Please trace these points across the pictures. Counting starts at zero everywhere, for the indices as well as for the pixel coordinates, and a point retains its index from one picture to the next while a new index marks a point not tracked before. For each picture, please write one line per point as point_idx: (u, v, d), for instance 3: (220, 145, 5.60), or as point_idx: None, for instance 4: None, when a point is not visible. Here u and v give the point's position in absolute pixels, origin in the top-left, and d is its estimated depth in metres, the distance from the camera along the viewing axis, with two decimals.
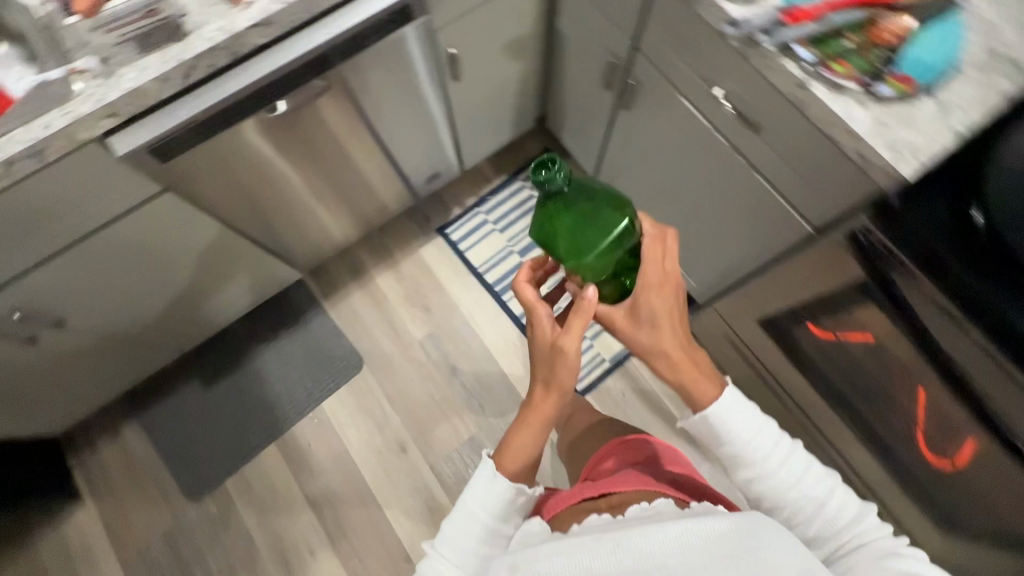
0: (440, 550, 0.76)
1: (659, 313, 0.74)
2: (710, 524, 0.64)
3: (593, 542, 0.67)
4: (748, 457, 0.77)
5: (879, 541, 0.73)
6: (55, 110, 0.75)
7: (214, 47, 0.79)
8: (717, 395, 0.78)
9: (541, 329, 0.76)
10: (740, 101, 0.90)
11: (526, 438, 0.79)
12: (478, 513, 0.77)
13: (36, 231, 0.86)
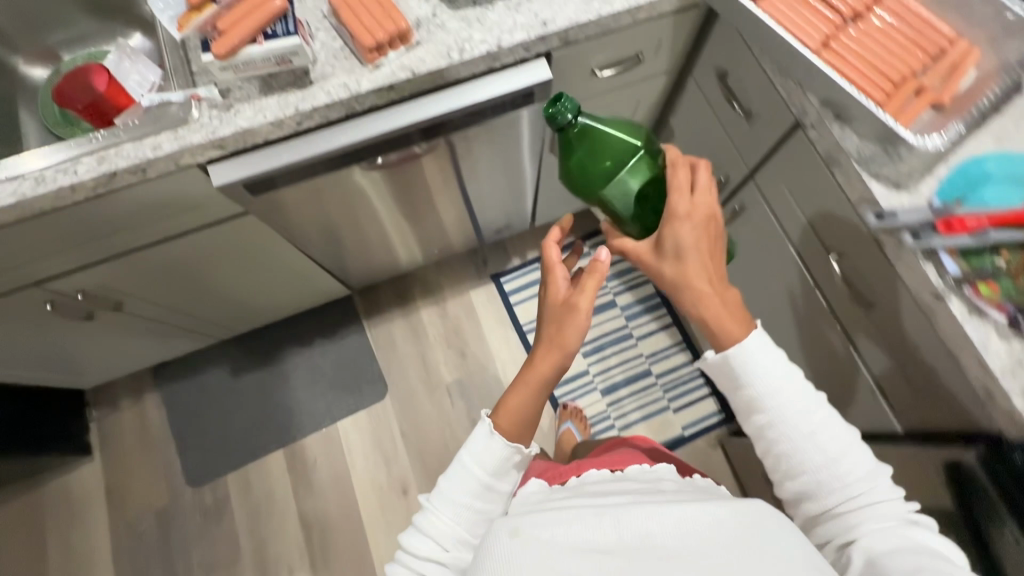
0: (432, 509, 0.67)
1: (688, 243, 0.67)
2: (714, 507, 0.52)
3: (580, 516, 0.52)
4: (770, 387, 0.65)
5: (891, 508, 0.62)
6: (168, 132, 0.76)
7: (333, 102, 0.78)
8: (746, 337, 0.66)
9: (557, 288, 0.72)
10: (857, 275, 0.82)
11: (523, 395, 0.69)
12: (474, 472, 0.67)
13: (120, 230, 0.87)
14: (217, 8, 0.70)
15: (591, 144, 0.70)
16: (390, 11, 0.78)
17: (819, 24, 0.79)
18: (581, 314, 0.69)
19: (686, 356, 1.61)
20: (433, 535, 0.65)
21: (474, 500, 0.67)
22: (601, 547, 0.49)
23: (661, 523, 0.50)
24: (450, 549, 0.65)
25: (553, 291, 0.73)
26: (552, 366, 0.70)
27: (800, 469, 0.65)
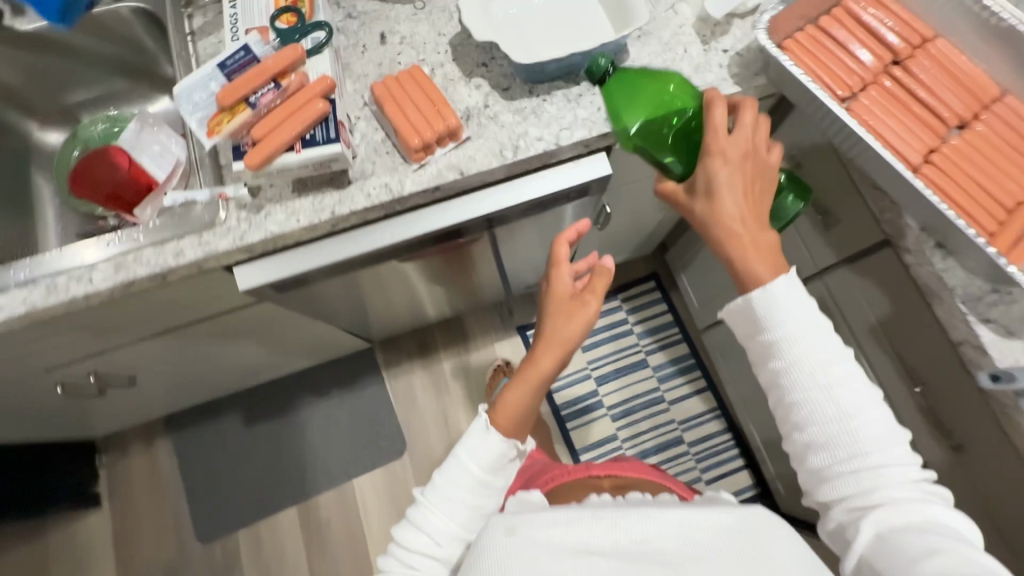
0: (425, 502, 0.64)
1: (726, 182, 0.62)
2: (719, 518, 0.50)
3: (573, 515, 0.51)
4: (789, 331, 0.57)
5: (909, 474, 0.53)
6: (192, 237, 0.69)
7: (372, 204, 0.71)
8: (774, 279, 0.59)
9: (564, 284, 0.72)
10: (947, 414, 0.74)
11: (521, 390, 0.68)
12: (471, 469, 0.64)
13: (136, 321, 0.80)
14: (252, 112, 0.63)
15: (632, 92, 0.73)
16: (438, 105, 0.70)
17: (918, 136, 0.71)
18: (587, 311, 0.70)
19: (721, 424, 1.53)
20: (426, 531, 0.62)
21: (470, 498, 0.63)
22: (593, 547, 0.49)
23: (656, 527, 0.50)
24: (443, 545, 0.62)
25: (557, 287, 0.72)
26: (552, 362, 0.69)
27: (813, 423, 0.56)
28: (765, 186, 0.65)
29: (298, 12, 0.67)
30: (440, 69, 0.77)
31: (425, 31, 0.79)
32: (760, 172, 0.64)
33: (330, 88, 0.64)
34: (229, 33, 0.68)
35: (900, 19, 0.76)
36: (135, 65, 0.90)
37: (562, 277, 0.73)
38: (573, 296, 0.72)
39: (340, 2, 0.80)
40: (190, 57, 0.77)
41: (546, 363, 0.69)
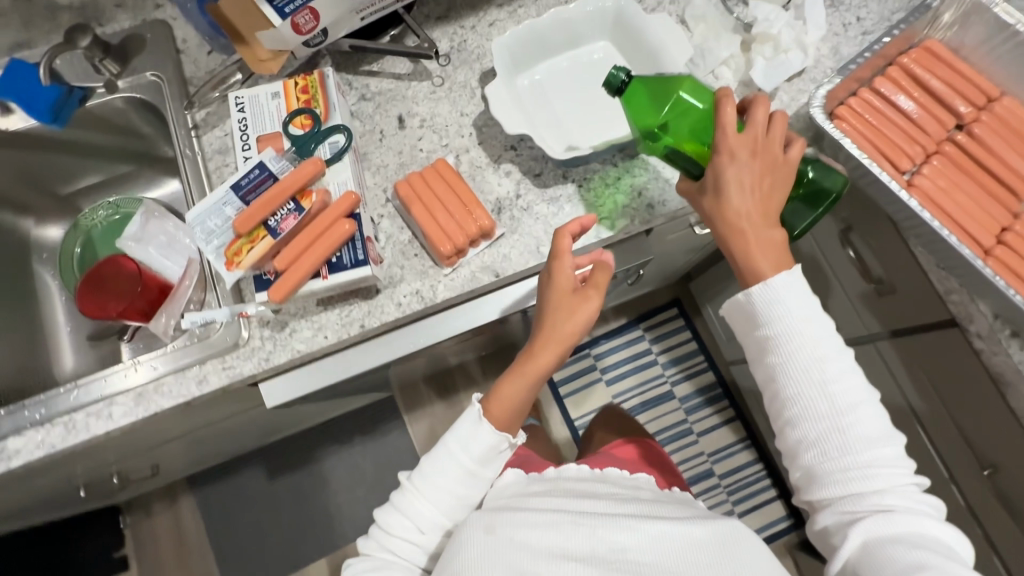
0: (412, 489, 0.64)
1: (731, 184, 0.59)
2: (688, 530, 0.58)
3: (557, 518, 0.58)
4: (790, 330, 0.58)
5: (901, 485, 0.57)
6: (215, 360, 0.65)
7: (405, 313, 0.66)
8: (774, 277, 0.59)
9: (566, 277, 0.63)
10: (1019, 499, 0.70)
11: (520, 381, 0.64)
12: (456, 463, 0.63)
13: (157, 434, 0.76)
14: (274, 239, 0.58)
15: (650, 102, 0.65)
16: (468, 204, 0.66)
17: (988, 213, 0.66)
18: (590, 306, 0.63)
19: (751, 454, 1.50)
20: (410, 515, 0.63)
21: (458, 492, 0.63)
22: (573, 553, 0.55)
23: (638, 536, 0.57)
24: (426, 531, 0.63)
25: (558, 279, 0.63)
26: (552, 356, 0.64)
27: (804, 424, 0.59)
28: (781, 178, 0.60)
29: (313, 115, 0.62)
30: (465, 155, 0.71)
31: (446, 111, 0.73)
32: (773, 163, 0.60)
33: (355, 204, 0.59)
34: (239, 143, 0.63)
35: (961, 77, 0.70)
36: (134, 149, 0.84)
37: (565, 271, 0.63)
38: (576, 288, 0.64)
39: (351, 82, 0.74)
40: (196, 153, 0.71)
41: (546, 356, 0.64)
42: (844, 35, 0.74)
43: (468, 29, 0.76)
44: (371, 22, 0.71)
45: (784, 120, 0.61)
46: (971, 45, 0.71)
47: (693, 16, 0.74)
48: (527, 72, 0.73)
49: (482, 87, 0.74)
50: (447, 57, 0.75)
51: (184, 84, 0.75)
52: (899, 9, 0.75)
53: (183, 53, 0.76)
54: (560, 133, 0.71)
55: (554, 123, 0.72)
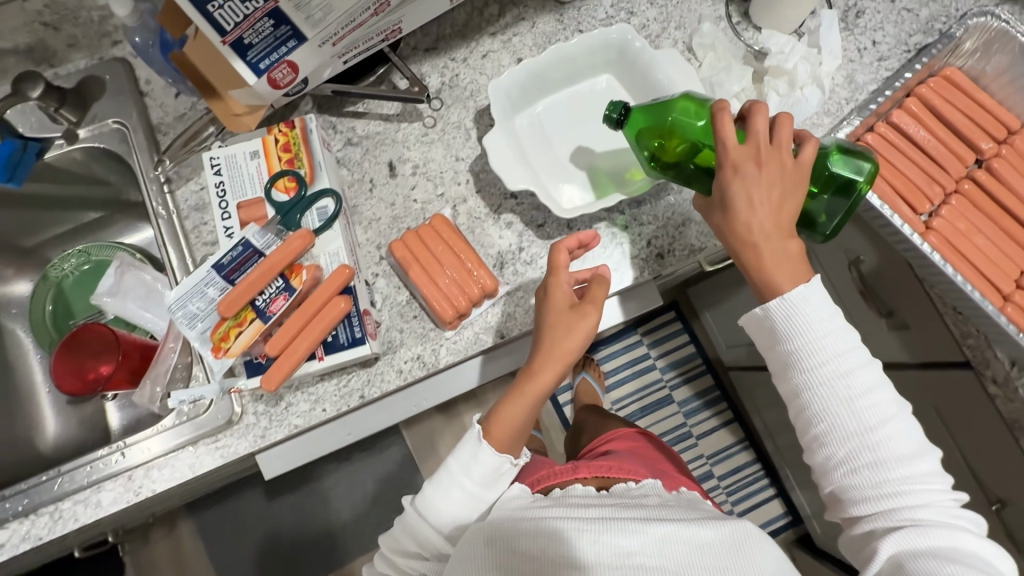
0: (412, 513, 0.57)
1: (739, 198, 0.54)
2: (698, 530, 0.47)
3: (556, 526, 0.48)
4: (810, 345, 0.54)
5: (937, 498, 0.52)
6: (206, 440, 0.61)
7: (406, 381, 0.63)
8: (793, 291, 0.54)
9: (563, 292, 0.59)
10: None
11: (520, 400, 0.58)
12: (454, 492, 0.56)
13: (145, 506, 0.71)
14: (263, 321, 0.54)
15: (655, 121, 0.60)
16: (467, 262, 0.62)
17: (1007, 256, 0.63)
18: (589, 322, 0.58)
19: (749, 455, 1.51)
20: (413, 544, 0.57)
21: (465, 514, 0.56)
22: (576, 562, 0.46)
23: (640, 540, 0.46)
24: (432, 557, 0.56)
25: (553, 299, 0.59)
26: (554, 376, 0.59)
27: (833, 442, 0.54)
28: (795, 184, 0.54)
29: (297, 178, 0.57)
30: (463, 206, 0.67)
31: (440, 155, 0.68)
32: (782, 168, 0.55)
33: (349, 278, 0.55)
34: (218, 211, 0.58)
35: (981, 108, 0.66)
36: (103, 194, 0.78)
37: (561, 286, 0.59)
38: (574, 303, 0.59)
39: (335, 125, 0.68)
40: (171, 212, 0.66)
41: (547, 376, 0.59)
42: (859, 61, 0.70)
43: (459, 61, 0.70)
44: (353, 66, 0.65)
45: (791, 121, 0.56)
46: (992, 74, 0.68)
47: (701, 45, 0.69)
48: (525, 111, 0.68)
49: (477, 127, 0.69)
50: (438, 95, 0.69)
51: (150, 132, 0.68)
52: (916, 31, 0.71)
53: (147, 95, 0.69)
54: (562, 178, 0.67)
55: (557, 167, 0.67)
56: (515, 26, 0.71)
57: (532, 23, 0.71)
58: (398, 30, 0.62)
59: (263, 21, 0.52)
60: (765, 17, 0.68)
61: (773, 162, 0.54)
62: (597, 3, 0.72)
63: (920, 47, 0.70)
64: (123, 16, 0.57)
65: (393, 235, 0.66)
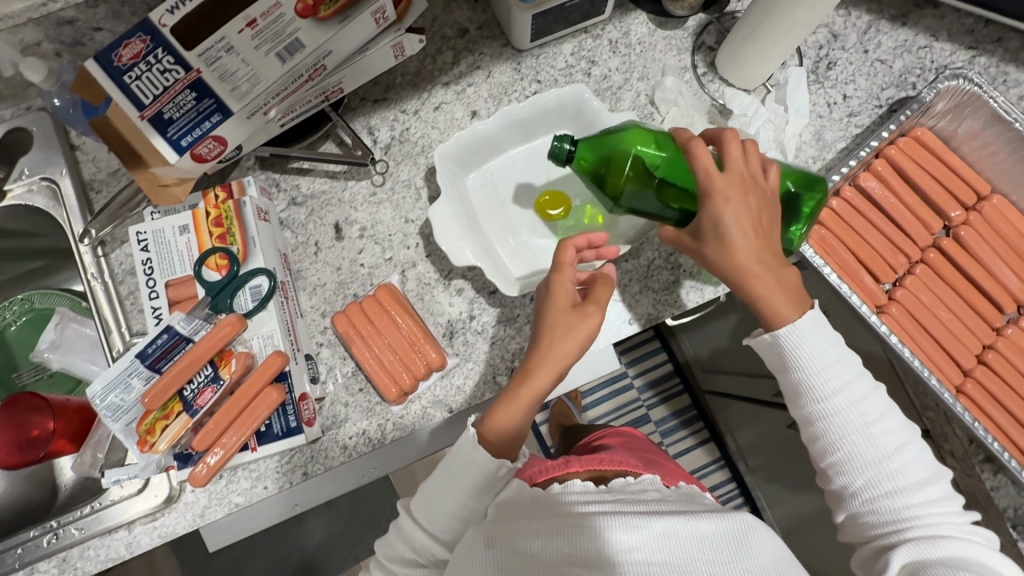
0: (402, 519, 0.55)
1: (730, 229, 0.50)
2: (696, 523, 0.43)
3: (557, 522, 0.44)
4: (815, 378, 0.53)
5: (948, 517, 0.50)
6: (142, 518, 0.59)
7: (349, 455, 0.61)
8: (802, 319, 0.52)
9: (565, 291, 0.55)
10: None
11: (514, 405, 0.53)
12: (442, 517, 0.52)
13: None
14: (190, 416, 0.52)
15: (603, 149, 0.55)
16: (412, 337, 0.59)
17: (969, 330, 0.62)
18: (590, 323, 0.54)
19: (725, 474, 1.51)
20: (407, 550, 0.54)
21: (459, 530, 0.52)
22: (575, 557, 0.42)
23: (643, 536, 0.42)
24: (428, 563, 0.53)
25: (556, 296, 0.55)
26: (549, 377, 0.54)
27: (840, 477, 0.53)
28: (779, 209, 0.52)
29: (229, 256, 0.54)
30: (413, 270, 0.64)
31: (389, 217, 0.65)
32: (766, 198, 0.52)
33: (284, 364, 0.53)
34: (146, 290, 0.55)
35: (950, 171, 0.64)
36: (42, 246, 0.75)
37: (564, 284, 0.55)
38: (577, 303, 0.55)
39: (279, 183, 0.65)
40: (105, 278, 0.63)
41: (541, 378, 0.53)
42: (828, 117, 0.67)
43: (410, 114, 0.67)
44: (291, 129, 0.62)
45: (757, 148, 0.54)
46: (964, 136, 0.66)
47: (663, 100, 0.67)
48: (477, 170, 0.65)
49: (428, 186, 0.66)
50: (388, 150, 0.66)
51: (83, 189, 0.65)
52: (888, 84, 0.68)
53: (79, 148, 0.65)
54: (512, 241, 0.65)
55: (510, 231, 0.65)
56: (470, 75, 0.68)
57: (488, 72, 0.68)
58: (339, 91, 0.60)
59: (184, 93, 0.50)
60: (730, 72, 0.66)
61: (758, 191, 0.51)
62: (556, 51, 0.68)
63: (892, 102, 0.68)
64: (38, 80, 0.56)
65: (338, 302, 0.63)
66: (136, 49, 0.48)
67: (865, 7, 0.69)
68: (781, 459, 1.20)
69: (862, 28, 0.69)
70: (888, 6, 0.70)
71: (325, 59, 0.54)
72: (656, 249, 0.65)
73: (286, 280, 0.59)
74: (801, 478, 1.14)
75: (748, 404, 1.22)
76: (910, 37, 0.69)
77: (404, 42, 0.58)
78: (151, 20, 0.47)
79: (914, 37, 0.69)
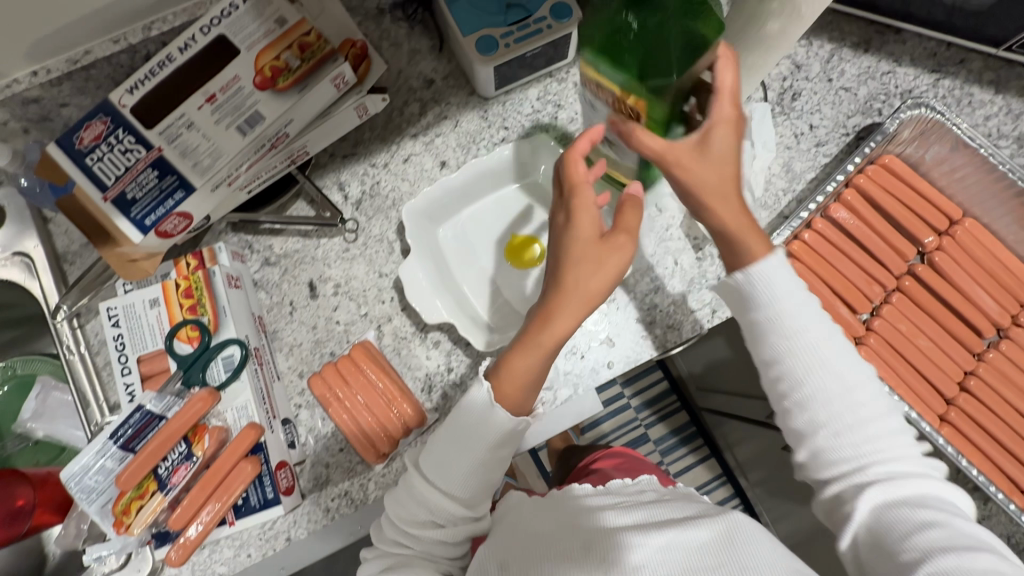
0: (411, 476, 0.49)
1: (729, 150, 0.48)
2: (690, 533, 0.43)
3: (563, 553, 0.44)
4: (806, 359, 0.49)
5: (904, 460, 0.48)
6: None
7: (332, 517, 0.59)
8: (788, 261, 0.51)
9: (590, 220, 0.48)
10: None
11: (538, 352, 0.48)
12: (461, 473, 0.48)
13: None
14: (165, 494, 0.52)
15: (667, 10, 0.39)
16: (386, 394, 0.59)
17: (950, 357, 0.62)
18: (622, 254, 0.48)
19: (728, 490, 1.49)
20: (422, 511, 0.48)
21: (478, 486, 0.49)
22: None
23: (643, 552, 0.42)
24: (445, 523, 0.48)
25: (580, 227, 0.48)
26: (570, 322, 0.48)
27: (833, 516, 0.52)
28: None
29: (199, 327, 0.54)
30: (389, 325, 0.64)
31: (363, 272, 0.65)
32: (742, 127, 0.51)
33: (258, 437, 0.53)
34: (118, 366, 0.55)
35: (921, 197, 0.65)
36: (22, 316, 0.75)
37: (588, 209, 0.49)
38: (603, 234, 0.49)
39: (251, 245, 0.65)
40: (83, 351, 0.63)
41: (564, 321, 0.48)
42: (796, 148, 0.67)
43: (379, 167, 0.67)
44: (258, 194, 0.62)
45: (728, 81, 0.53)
46: (931, 160, 0.66)
47: None
48: (447, 224, 0.66)
49: (400, 238, 0.66)
50: (359, 205, 0.66)
51: (57, 263, 0.65)
52: (854, 111, 0.69)
53: (52, 221, 0.66)
54: (486, 289, 0.64)
55: (483, 281, 0.64)
56: (437, 125, 0.68)
57: (455, 121, 0.68)
58: (305, 153, 0.59)
59: (146, 172, 0.50)
60: None
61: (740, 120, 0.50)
62: (522, 97, 0.69)
63: (859, 130, 0.68)
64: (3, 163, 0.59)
65: (315, 362, 0.63)
66: (97, 131, 0.50)
67: (826, 36, 0.70)
68: (781, 474, 1.18)
69: (824, 57, 0.69)
70: (850, 34, 0.70)
71: (287, 127, 0.54)
72: (630, 291, 0.65)
73: (261, 345, 0.59)
74: (803, 495, 1.13)
75: (744, 421, 1.21)
76: (872, 63, 0.70)
77: (367, 103, 0.58)
78: (113, 102, 0.50)
79: (876, 63, 0.70)
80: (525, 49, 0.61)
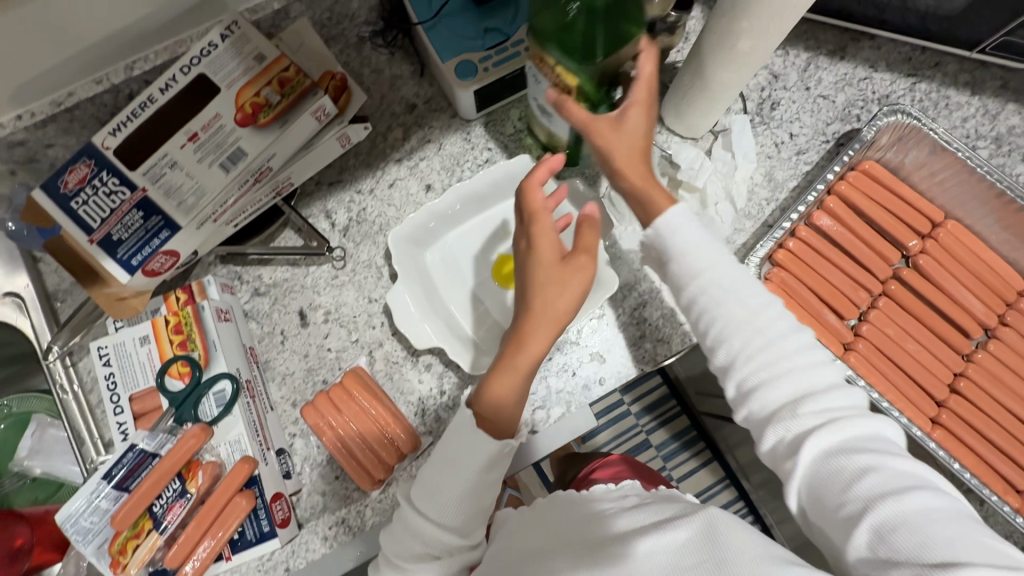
0: (405, 510, 0.50)
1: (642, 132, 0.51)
2: (668, 535, 0.42)
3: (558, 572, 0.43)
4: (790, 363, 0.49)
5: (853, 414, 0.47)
6: None
7: (329, 545, 0.59)
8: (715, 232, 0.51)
9: (549, 244, 0.49)
10: None
11: (513, 374, 0.48)
12: (448, 505, 0.48)
13: None
14: (160, 533, 0.52)
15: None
16: (379, 420, 0.59)
17: (938, 360, 0.62)
18: (582, 274, 0.49)
19: (733, 493, 1.48)
20: (418, 544, 0.48)
21: (467, 512, 0.48)
22: None
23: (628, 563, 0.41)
24: (441, 554, 0.48)
25: (540, 251, 0.49)
26: (543, 342, 0.49)
27: None
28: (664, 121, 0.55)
29: (190, 363, 0.55)
30: (380, 349, 0.64)
31: (352, 298, 0.65)
32: None
33: (251, 471, 0.53)
34: (111, 406, 0.55)
35: (902, 202, 0.65)
36: (18, 353, 0.75)
37: (547, 234, 0.50)
38: (564, 256, 0.49)
39: (241, 276, 0.65)
40: (77, 389, 0.63)
41: (537, 342, 0.48)
42: (777, 157, 0.68)
43: (365, 193, 0.68)
44: (245, 227, 0.62)
45: None
46: (912, 164, 0.67)
47: None
48: (434, 246, 0.66)
49: (388, 263, 0.66)
50: (346, 232, 0.67)
51: (48, 301, 0.65)
52: (833, 118, 0.69)
53: (41, 259, 0.66)
54: (474, 310, 0.64)
55: (472, 302, 0.64)
56: (421, 149, 0.69)
57: (439, 144, 0.69)
58: (290, 184, 0.60)
59: (132, 214, 0.51)
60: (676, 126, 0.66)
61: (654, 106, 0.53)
62: (504, 117, 0.69)
63: (839, 136, 0.69)
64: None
65: (308, 391, 0.63)
66: (80, 175, 0.50)
67: (802, 45, 0.71)
68: None
69: (801, 66, 0.70)
70: (826, 42, 0.71)
71: (270, 161, 0.54)
72: (619, 306, 0.65)
73: (253, 376, 0.60)
74: None
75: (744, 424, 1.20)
76: (849, 70, 0.71)
77: (349, 132, 0.59)
78: (96, 144, 0.50)
79: (853, 70, 0.71)
80: (505, 72, 0.62)
